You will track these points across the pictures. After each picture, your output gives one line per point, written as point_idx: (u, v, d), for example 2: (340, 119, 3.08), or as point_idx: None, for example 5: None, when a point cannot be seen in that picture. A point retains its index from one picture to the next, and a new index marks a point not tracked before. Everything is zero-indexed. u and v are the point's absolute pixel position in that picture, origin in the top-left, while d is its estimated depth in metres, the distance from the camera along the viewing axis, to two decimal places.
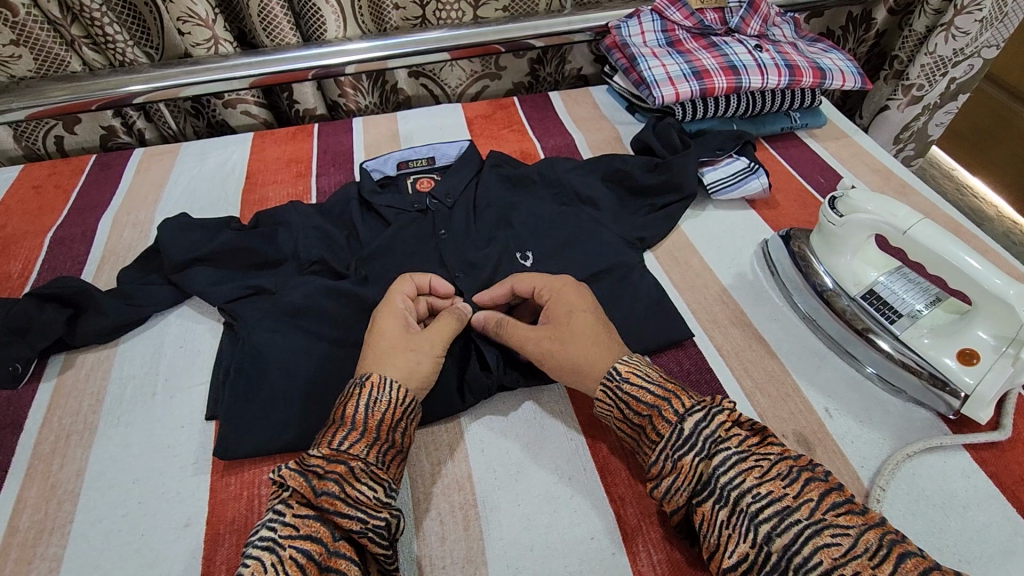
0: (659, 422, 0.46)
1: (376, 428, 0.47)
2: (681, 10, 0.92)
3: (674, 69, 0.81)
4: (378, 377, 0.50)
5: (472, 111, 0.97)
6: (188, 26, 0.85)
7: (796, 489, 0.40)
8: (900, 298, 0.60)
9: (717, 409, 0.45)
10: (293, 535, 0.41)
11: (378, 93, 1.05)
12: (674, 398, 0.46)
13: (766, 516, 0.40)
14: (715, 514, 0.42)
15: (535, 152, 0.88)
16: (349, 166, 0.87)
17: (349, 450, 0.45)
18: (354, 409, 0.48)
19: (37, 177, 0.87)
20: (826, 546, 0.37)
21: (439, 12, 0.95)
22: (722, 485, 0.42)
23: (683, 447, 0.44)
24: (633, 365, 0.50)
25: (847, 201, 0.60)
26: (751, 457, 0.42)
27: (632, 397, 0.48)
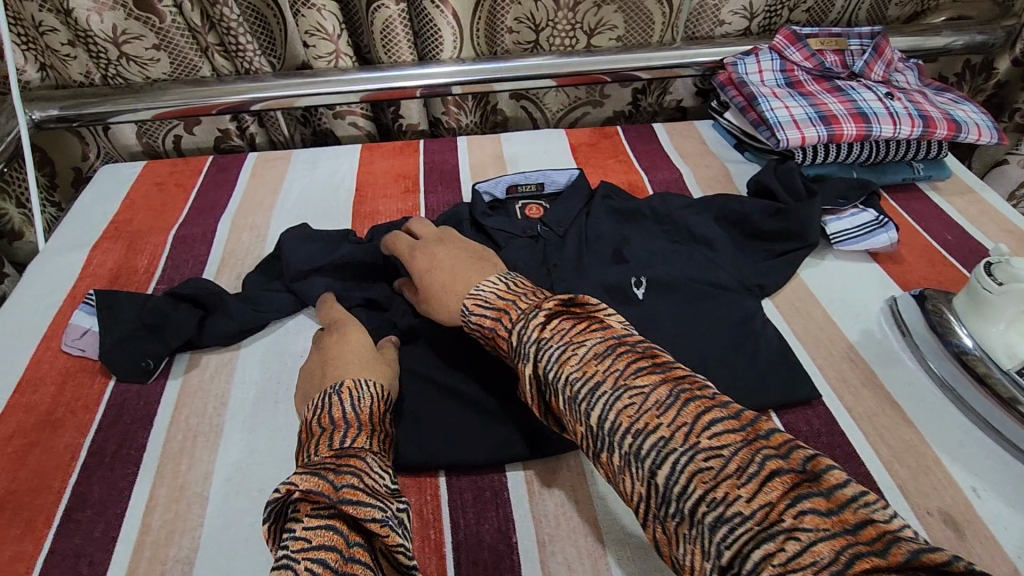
0: (501, 334, 0.48)
1: (369, 421, 0.49)
2: (802, 51, 0.90)
3: (799, 112, 0.79)
4: (353, 379, 0.52)
5: (577, 137, 0.96)
6: (313, 39, 0.88)
7: (605, 363, 0.40)
8: None
9: (534, 314, 0.45)
10: (306, 548, 0.37)
11: (480, 113, 1.06)
12: (507, 315, 0.48)
13: (580, 396, 0.40)
14: (558, 407, 0.42)
15: (642, 185, 0.87)
16: (456, 186, 0.88)
17: (354, 445, 0.46)
18: (339, 411, 0.49)
19: (160, 175, 0.90)
20: (626, 408, 0.38)
21: (554, 38, 0.95)
22: (550, 378, 0.42)
23: (517, 357, 0.46)
24: (477, 298, 0.51)
25: (1006, 269, 0.59)
26: (570, 346, 0.42)
27: (478, 324, 0.50)
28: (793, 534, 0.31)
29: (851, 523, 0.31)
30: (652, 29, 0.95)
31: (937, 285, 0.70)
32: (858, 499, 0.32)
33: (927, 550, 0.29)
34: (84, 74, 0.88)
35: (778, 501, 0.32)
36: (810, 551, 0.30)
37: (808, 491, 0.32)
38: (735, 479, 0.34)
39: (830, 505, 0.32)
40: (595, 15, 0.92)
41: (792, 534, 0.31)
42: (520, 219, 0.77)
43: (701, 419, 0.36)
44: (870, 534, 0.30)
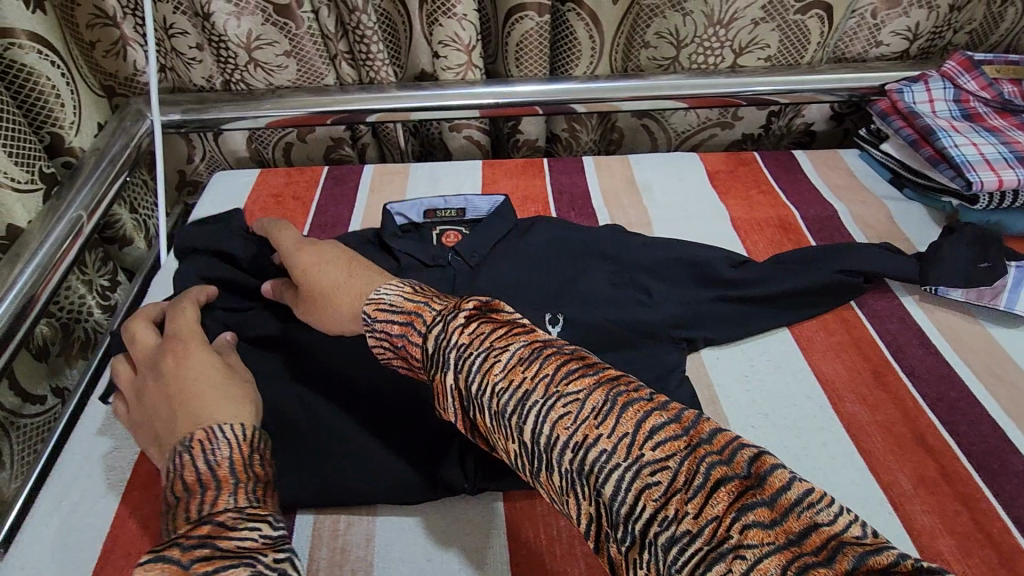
0: (412, 341, 0.43)
1: (230, 473, 0.43)
2: (978, 79, 0.81)
3: (991, 151, 0.71)
4: (204, 428, 0.45)
5: (712, 163, 0.89)
6: (446, 50, 0.83)
7: (534, 370, 0.36)
8: None
9: (455, 317, 0.40)
10: None
11: (600, 131, 1.00)
12: (419, 320, 0.43)
13: (510, 410, 0.36)
14: (485, 423, 0.37)
15: (796, 222, 0.79)
16: (590, 213, 0.82)
17: (213, 508, 0.41)
18: (193, 472, 0.43)
19: (275, 185, 0.86)
20: (562, 420, 0.34)
21: (696, 56, 0.88)
22: (470, 393, 0.37)
23: (433, 366, 0.40)
24: (378, 303, 0.46)
25: None
26: (491, 354, 0.37)
27: (391, 336, 0.45)
28: (739, 552, 0.29)
29: (796, 533, 0.29)
30: (806, 48, 0.87)
31: None
32: (802, 502, 0.30)
33: (872, 553, 0.27)
34: (206, 77, 0.85)
35: (724, 515, 0.30)
36: (757, 569, 0.28)
37: (753, 501, 0.30)
38: (684, 493, 0.31)
39: (773, 514, 0.29)
40: (749, 34, 0.85)
41: (737, 551, 0.29)
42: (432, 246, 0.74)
43: (643, 428, 0.33)
44: (814, 543, 0.28)
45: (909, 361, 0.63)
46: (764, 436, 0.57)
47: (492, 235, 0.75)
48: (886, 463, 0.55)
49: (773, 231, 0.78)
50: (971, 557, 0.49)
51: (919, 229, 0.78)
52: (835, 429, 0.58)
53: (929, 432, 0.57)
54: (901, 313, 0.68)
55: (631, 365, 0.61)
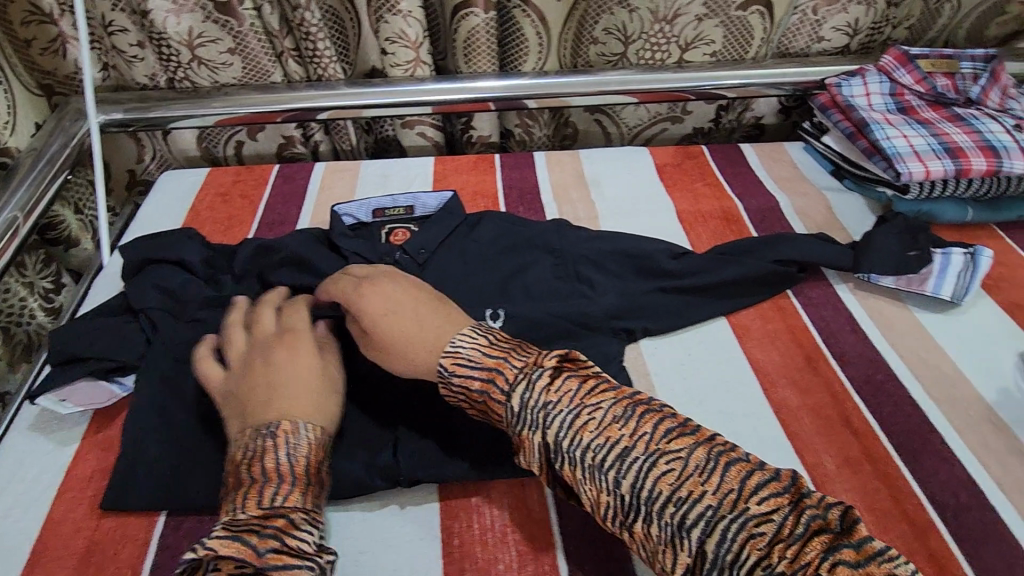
0: (494, 398, 0.46)
1: (306, 475, 0.46)
2: (913, 74, 0.83)
3: (920, 142, 0.74)
4: (291, 422, 0.48)
5: (660, 157, 0.91)
6: (394, 47, 0.82)
7: (630, 427, 0.43)
8: None
9: (536, 373, 0.45)
10: None
11: (553, 127, 1.01)
12: (499, 376, 0.47)
13: (610, 464, 0.42)
14: (574, 476, 0.43)
15: (737, 214, 0.81)
16: (538, 207, 0.82)
17: (284, 504, 0.44)
18: (272, 460, 0.46)
19: (223, 184, 0.86)
20: (663, 475, 0.41)
21: (642, 52, 0.89)
22: (565, 452, 0.43)
23: (518, 423, 0.45)
24: (456, 355, 0.48)
25: None
26: (583, 412, 0.44)
27: (468, 390, 0.48)
28: None
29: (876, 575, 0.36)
30: (750, 43, 0.89)
31: None
32: (883, 553, 0.37)
33: None
34: (149, 76, 0.84)
35: (815, 559, 0.37)
36: None
37: (841, 545, 0.37)
38: (786, 541, 0.38)
39: (859, 557, 0.37)
40: (694, 30, 0.86)
41: None
42: (381, 245, 0.74)
43: (745, 485, 0.41)
44: None
45: (840, 347, 0.65)
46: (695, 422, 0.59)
47: (440, 231, 0.75)
48: (812, 445, 0.57)
49: (716, 223, 0.80)
50: (888, 532, 0.51)
51: (857, 220, 0.80)
52: (765, 413, 0.59)
53: (854, 414, 0.59)
54: (835, 300, 0.70)
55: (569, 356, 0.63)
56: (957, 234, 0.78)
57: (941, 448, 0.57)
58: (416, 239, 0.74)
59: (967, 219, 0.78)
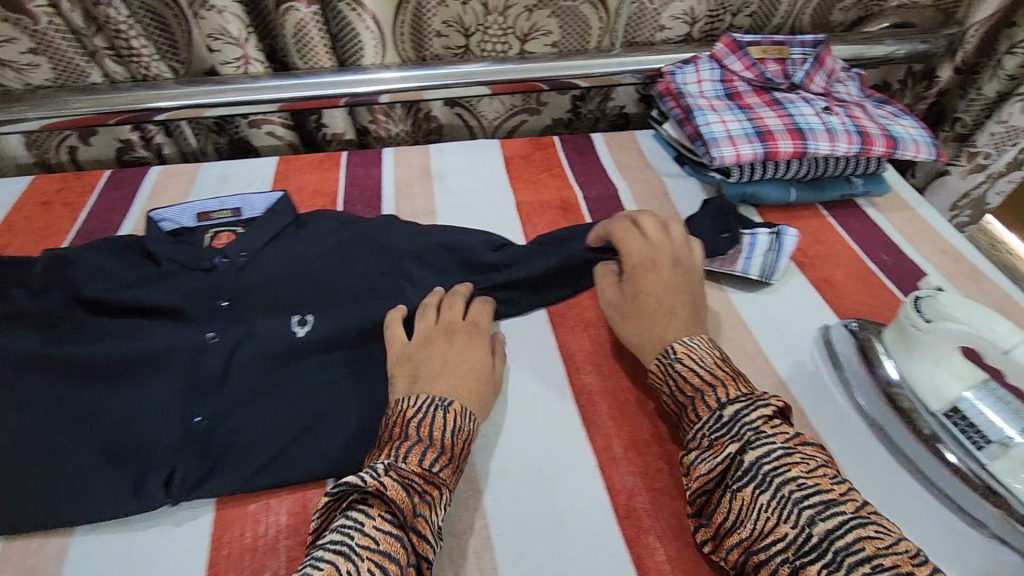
0: (721, 389, 0.50)
1: (455, 456, 0.51)
2: (742, 60, 0.85)
3: (735, 127, 0.76)
4: (460, 405, 0.53)
5: (510, 148, 0.91)
6: (218, 44, 0.80)
7: (841, 488, 0.44)
8: (991, 422, 0.53)
9: (761, 404, 0.49)
10: (370, 547, 0.42)
11: (411, 121, 0.99)
12: (720, 388, 0.51)
13: (810, 502, 0.43)
14: (754, 498, 0.45)
15: (576, 202, 0.82)
16: (377, 204, 0.81)
17: (438, 473, 0.48)
18: (440, 432, 0.50)
19: (46, 192, 0.82)
20: (868, 536, 0.41)
21: (483, 44, 0.89)
22: (766, 470, 0.45)
23: (719, 430, 0.49)
24: (690, 349, 0.54)
25: (935, 305, 0.54)
26: (801, 456, 0.46)
27: (685, 375, 0.52)
28: None
29: None
30: (589, 34, 0.90)
31: (869, 315, 0.68)
32: None
33: None
34: None
35: None
36: None
37: None
38: None
39: None
40: (527, 20, 0.86)
41: None
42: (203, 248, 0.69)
43: None
44: None
45: None
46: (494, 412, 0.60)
47: (263, 233, 0.71)
48: (605, 429, 0.58)
49: (553, 213, 0.80)
50: (663, 510, 0.53)
51: (690, 205, 0.82)
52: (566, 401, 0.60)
53: (651, 397, 0.61)
54: None
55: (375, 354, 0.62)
56: (780, 215, 0.81)
57: None
58: (235, 242, 0.69)
59: (791, 200, 0.81)
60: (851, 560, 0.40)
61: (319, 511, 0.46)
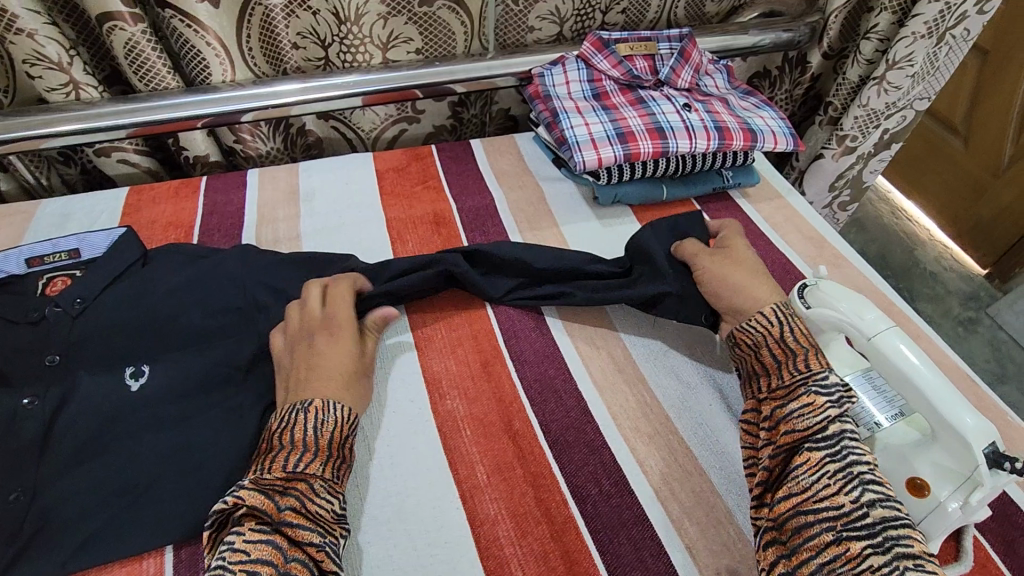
0: (811, 359, 0.51)
1: (328, 446, 0.50)
2: (609, 58, 0.85)
3: (598, 129, 0.76)
4: (322, 400, 0.51)
5: (384, 161, 0.87)
6: (37, 70, 0.73)
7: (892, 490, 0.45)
8: (861, 407, 0.52)
9: (856, 392, 0.49)
10: (243, 560, 0.42)
11: (282, 137, 0.94)
12: (825, 363, 0.51)
13: (875, 490, 0.43)
14: (826, 464, 0.44)
15: (449, 215, 0.80)
16: (237, 232, 0.77)
17: (305, 469, 0.47)
18: (303, 432, 0.49)
19: None
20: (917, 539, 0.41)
21: (344, 55, 0.85)
22: (849, 446, 0.45)
23: (824, 391, 0.48)
24: (800, 320, 0.55)
25: (814, 292, 0.54)
26: (868, 447, 0.47)
27: (803, 335, 0.53)
28: None
29: None
30: (453, 40, 0.89)
31: None
32: None
33: None
34: None
35: None
36: None
37: None
38: None
39: None
40: (383, 29, 0.84)
41: None
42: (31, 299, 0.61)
43: None
44: None
45: (518, 345, 0.64)
46: None
47: (105, 274, 0.64)
48: (468, 456, 0.55)
49: (426, 228, 0.78)
50: (526, 537, 0.49)
51: (567, 209, 0.81)
52: (426, 429, 0.57)
53: (517, 415, 0.58)
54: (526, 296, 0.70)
55: (221, 402, 0.58)
56: (654, 213, 0.81)
57: (594, 437, 0.56)
58: (69, 289, 0.62)
59: (663, 196, 0.81)
60: (898, 549, 0.39)
61: (206, 541, 0.45)
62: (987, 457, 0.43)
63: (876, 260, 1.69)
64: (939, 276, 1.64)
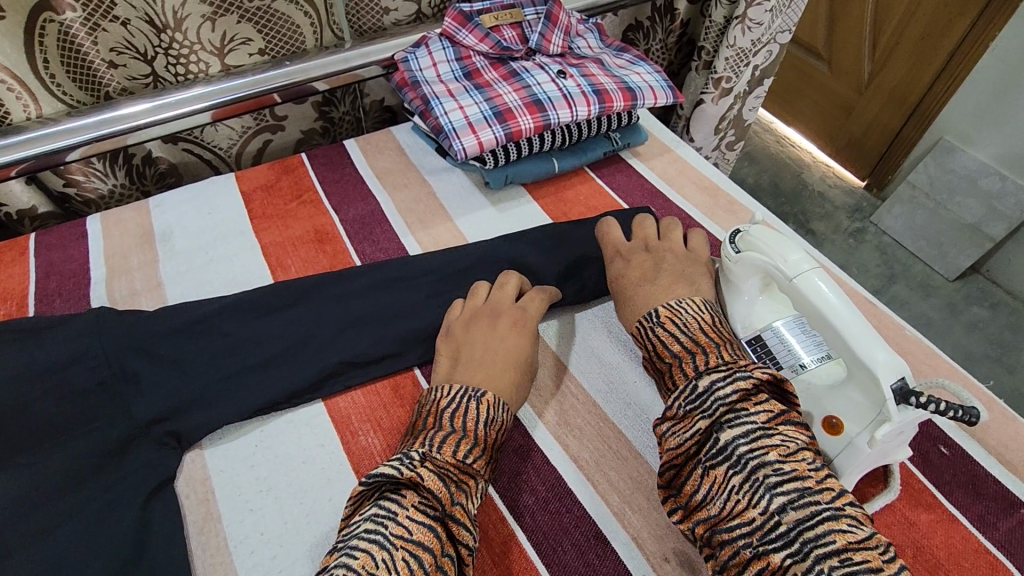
0: (677, 375, 0.49)
1: (491, 445, 0.48)
2: (474, 32, 0.79)
3: (474, 111, 0.71)
4: (493, 395, 0.50)
5: (250, 181, 0.78)
6: None
7: (817, 473, 0.41)
8: (788, 348, 0.52)
9: (740, 375, 0.45)
10: (405, 538, 0.39)
11: (125, 171, 0.81)
12: (701, 356, 0.48)
13: (782, 488, 0.39)
14: (728, 479, 0.41)
15: (331, 229, 0.72)
16: (82, 293, 0.65)
17: (473, 463, 0.45)
18: (473, 424, 0.48)
19: None
20: (842, 530, 0.37)
21: (174, 67, 0.75)
22: (741, 451, 0.42)
23: (694, 401, 0.45)
24: (674, 313, 0.52)
25: (746, 238, 0.54)
26: (772, 434, 0.43)
27: (665, 340, 0.51)
28: None
29: None
30: (300, 34, 0.80)
31: None
32: None
33: None
34: None
35: None
36: None
37: None
38: None
39: None
40: (213, 32, 0.74)
41: None
42: None
43: None
44: None
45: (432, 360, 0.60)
46: (258, 521, 0.51)
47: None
48: None
49: (308, 248, 0.70)
50: None
51: (459, 200, 0.76)
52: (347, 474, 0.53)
53: None
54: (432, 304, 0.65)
55: (91, 499, 0.49)
56: (550, 189, 0.78)
57: (522, 442, 0.54)
58: None
59: (556, 169, 0.78)
60: (819, 551, 0.37)
61: (354, 498, 0.44)
62: (894, 392, 0.43)
63: (771, 189, 1.76)
64: (826, 195, 1.74)
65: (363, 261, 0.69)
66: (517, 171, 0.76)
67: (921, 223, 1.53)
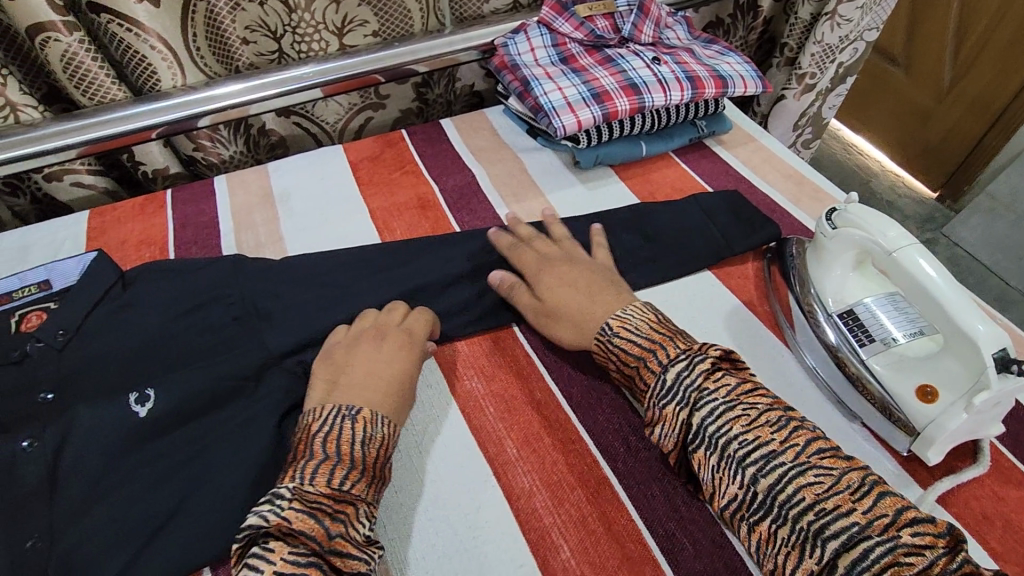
0: (645, 372, 0.50)
1: (372, 465, 0.48)
2: (570, 20, 0.84)
3: (571, 93, 0.75)
4: (370, 413, 0.50)
5: (356, 152, 0.85)
6: None
7: (781, 434, 0.43)
8: (880, 322, 0.54)
9: (697, 358, 0.48)
10: None
11: (244, 139, 0.89)
12: (660, 350, 0.50)
13: (752, 458, 0.43)
14: (708, 459, 0.45)
15: (432, 198, 0.78)
16: (214, 243, 0.73)
17: (352, 489, 0.45)
18: (348, 446, 0.47)
19: None
20: (809, 484, 0.41)
21: (299, 45, 0.82)
22: (709, 431, 0.45)
23: (665, 397, 0.47)
24: (624, 321, 0.53)
25: (843, 215, 0.56)
26: (737, 406, 0.45)
27: (624, 349, 0.52)
28: None
29: None
30: (409, 18, 0.86)
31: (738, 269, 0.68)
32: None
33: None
34: None
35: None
36: None
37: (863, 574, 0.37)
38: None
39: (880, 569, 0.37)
40: (335, 14, 0.81)
41: None
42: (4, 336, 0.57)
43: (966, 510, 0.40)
44: None
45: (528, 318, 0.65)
46: None
47: (84, 300, 0.60)
48: (495, 433, 0.55)
49: (412, 214, 0.76)
50: (563, 503, 0.50)
51: (549, 177, 0.81)
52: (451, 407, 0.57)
53: (539, 387, 0.59)
54: None
55: (233, 416, 0.56)
56: (637, 171, 0.82)
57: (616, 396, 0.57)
58: (50, 319, 0.58)
59: (643, 153, 0.81)
60: (795, 511, 0.40)
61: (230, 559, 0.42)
62: (995, 360, 0.45)
63: None
64: (897, 203, 1.70)
65: (462, 228, 0.75)
66: (607, 152, 0.80)
67: (1000, 233, 1.49)
